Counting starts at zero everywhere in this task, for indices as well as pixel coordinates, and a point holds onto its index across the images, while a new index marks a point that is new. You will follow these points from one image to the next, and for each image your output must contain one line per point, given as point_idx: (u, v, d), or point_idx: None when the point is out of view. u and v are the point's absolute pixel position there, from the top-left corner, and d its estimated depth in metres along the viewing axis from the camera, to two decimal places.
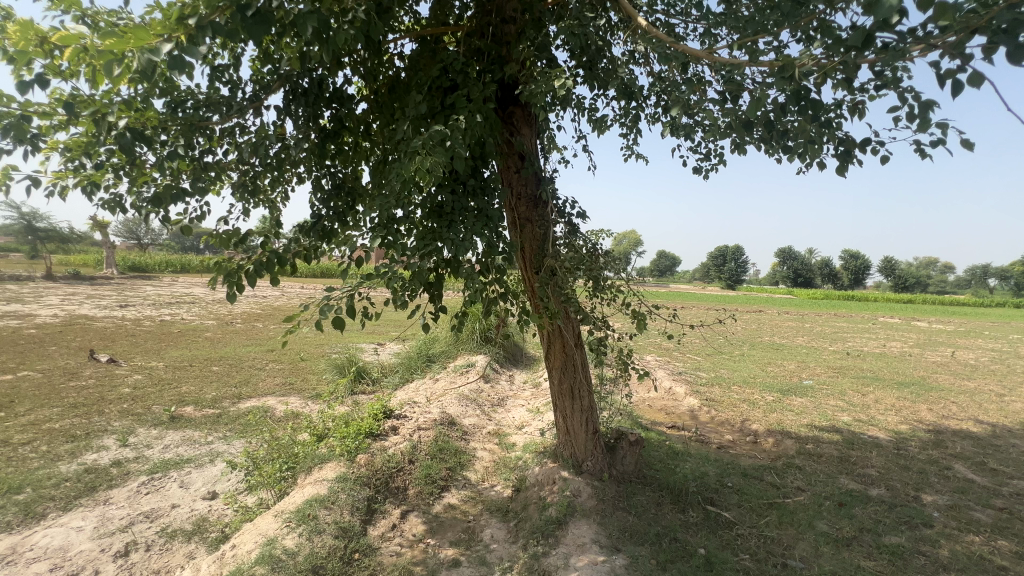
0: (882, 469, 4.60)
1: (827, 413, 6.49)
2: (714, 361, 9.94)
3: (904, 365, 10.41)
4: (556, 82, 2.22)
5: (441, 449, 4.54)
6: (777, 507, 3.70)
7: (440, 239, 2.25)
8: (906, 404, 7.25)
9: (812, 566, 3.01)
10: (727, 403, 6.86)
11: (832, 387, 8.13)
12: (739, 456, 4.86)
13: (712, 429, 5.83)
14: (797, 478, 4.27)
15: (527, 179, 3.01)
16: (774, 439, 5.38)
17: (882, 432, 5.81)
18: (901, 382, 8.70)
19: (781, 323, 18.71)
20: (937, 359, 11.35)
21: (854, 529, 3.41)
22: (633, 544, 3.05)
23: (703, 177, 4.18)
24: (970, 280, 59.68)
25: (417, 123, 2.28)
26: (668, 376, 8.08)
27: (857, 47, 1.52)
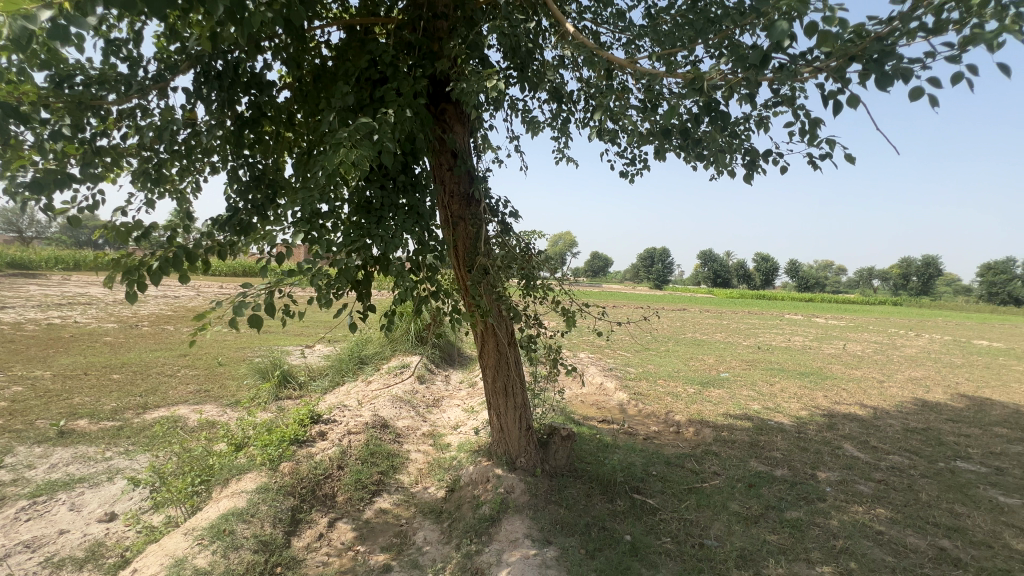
0: (785, 451, 5.07)
1: (740, 403, 7.07)
2: (642, 356, 10.46)
3: (805, 357, 11.58)
4: (486, 81, 2.22)
5: (372, 453, 4.42)
6: (695, 491, 3.97)
7: (369, 235, 2.18)
8: (806, 391, 8.08)
9: (725, 543, 3.26)
10: (654, 396, 7.25)
11: (744, 378, 8.87)
12: (663, 445, 5.15)
13: (639, 421, 6.16)
14: (713, 464, 4.61)
15: (459, 177, 3.00)
16: (694, 428, 5.78)
17: (786, 418, 6.44)
18: (802, 372, 9.68)
19: (702, 320, 20.11)
20: (832, 351, 12.73)
21: (761, 507, 3.73)
22: (564, 535, 3.13)
23: (629, 182, 4.35)
24: (858, 281, 67.53)
25: (344, 115, 2.19)
26: (599, 372, 8.41)
27: (757, 65, 1.66)
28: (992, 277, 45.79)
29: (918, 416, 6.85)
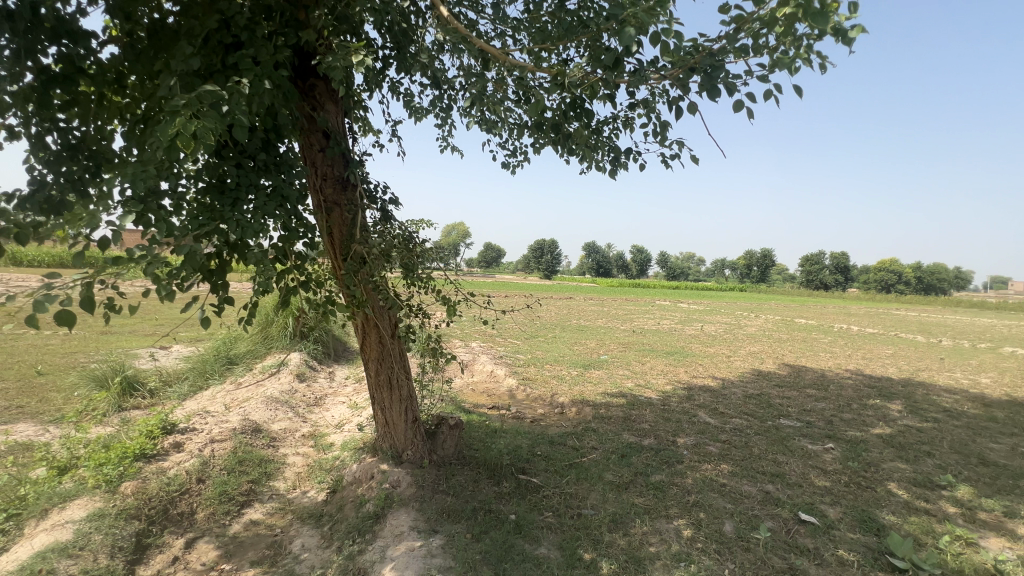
0: (652, 423, 5.67)
1: (617, 382, 7.75)
2: (532, 343, 10.92)
3: (671, 338, 13.06)
4: (355, 57, 2.09)
5: (241, 461, 4.01)
6: (575, 466, 4.27)
7: (221, 219, 1.95)
8: (671, 368, 9.12)
9: (600, 510, 3.55)
10: (541, 381, 7.62)
11: (621, 359, 9.73)
12: (549, 426, 5.44)
13: (527, 405, 6.43)
14: (592, 439, 4.99)
15: (333, 159, 2.81)
16: (576, 408, 6.19)
17: (653, 392, 7.21)
18: (668, 352, 10.91)
19: (587, 307, 21.55)
20: (692, 332, 14.50)
21: (631, 475, 4.14)
22: (450, 523, 3.16)
23: (510, 173, 4.45)
24: (713, 271, 77.67)
25: (187, 81, 1.92)
26: (490, 360, 8.59)
27: (613, 67, 1.80)
28: (810, 267, 55.75)
29: (754, 384, 8.13)
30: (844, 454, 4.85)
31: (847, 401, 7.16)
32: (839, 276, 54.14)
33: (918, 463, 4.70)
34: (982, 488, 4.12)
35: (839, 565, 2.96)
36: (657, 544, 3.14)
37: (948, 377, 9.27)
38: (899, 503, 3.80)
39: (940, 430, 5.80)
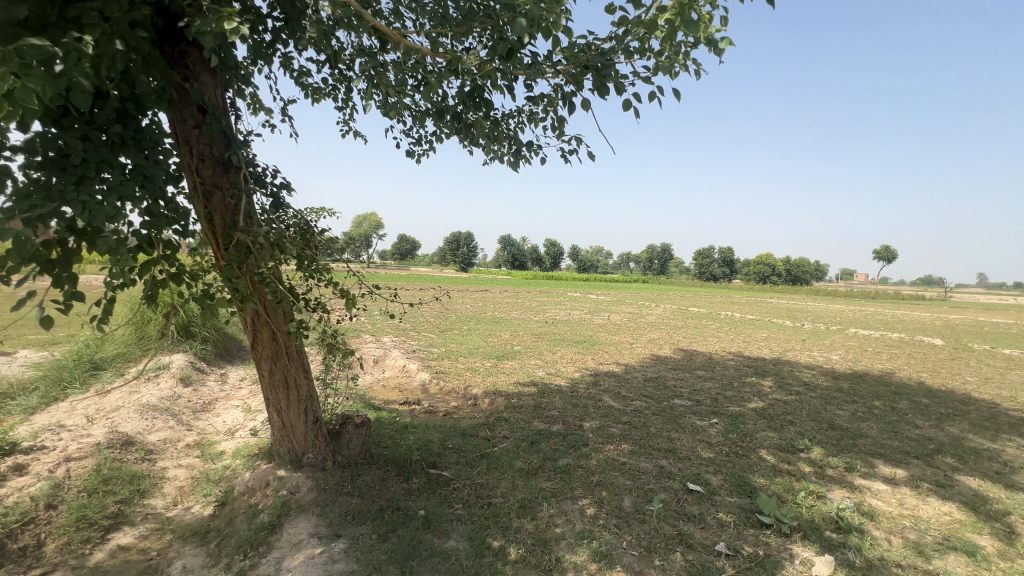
0: (561, 409, 5.91)
1: (529, 371, 7.96)
2: (446, 336, 10.83)
3: (580, 328, 13.71)
4: (230, 23, 1.88)
5: (106, 480, 3.50)
6: (486, 456, 4.31)
7: (62, 201, 1.66)
8: (580, 356, 9.58)
9: (509, 498, 3.62)
10: (455, 373, 7.58)
11: (533, 349, 10.01)
12: (461, 418, 5.42)
13: (440, 398, 6.37)
14: (503, 429, 5.07)
15: (211, 138, 2.53)
16: (489, 399, 6.26)
17: (563, 380, 7.52)
18: (577, 340, 11.44)
19: (502, 299, 21.84)
20: (600, 322, 15.29)
21: (540, 460, 4.28)
22: (355, 525, 3.03)
23: (415, 162, 4.35)
24: (619, 264, 82.68)
25: (10, 33, 1.60)
26: (402, 355, 8.38)
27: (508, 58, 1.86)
28: (701, 260, 61.52)
29: (653, 368, 8.81)
30: (726, 427, 5.43)
31: (730, 380, 8.01)
32: (725, 269, 60.42)
33: (783, 431, 5.40)
34: (830, 448, 4.84)
35: (718, 525, 3.30)
36: (562, 524, 3.28)
37: (808, 355, 10.75)
38: (767, 467, 4.34)
39: (800, 402, 6.72)
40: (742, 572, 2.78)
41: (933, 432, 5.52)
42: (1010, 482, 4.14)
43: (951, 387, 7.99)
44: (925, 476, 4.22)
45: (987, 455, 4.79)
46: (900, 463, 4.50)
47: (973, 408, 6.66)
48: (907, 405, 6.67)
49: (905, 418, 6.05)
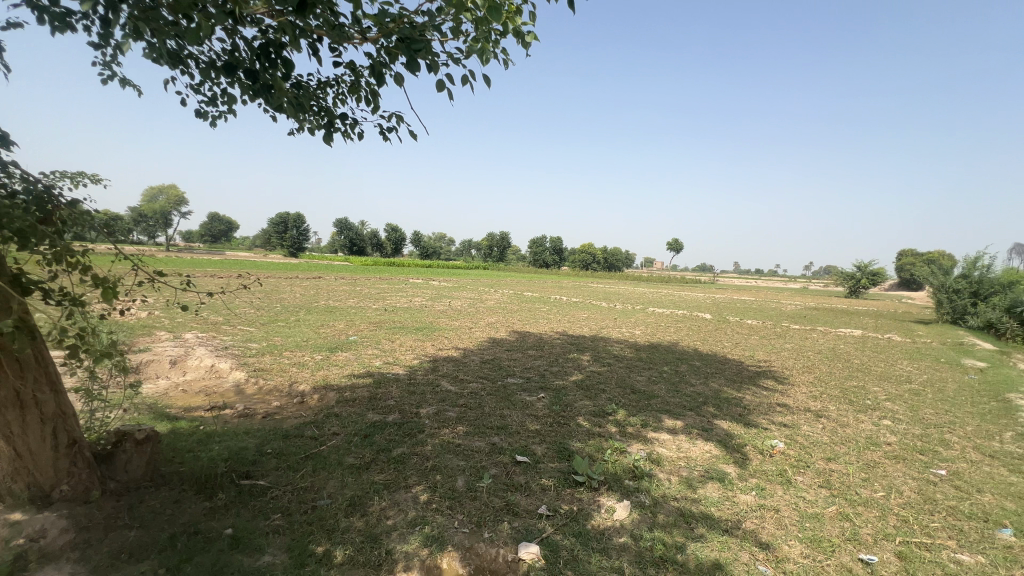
0: (398, 398, 5.77)
1: (365, 362, 7.58)
2: (268, 329, 9.65)
3: (421, 314, 13.60)
4: None
5: None
6: (311, 457, 3.96)
7: None
8: (419, 343, 9.49)
9: (337, 497, 3.39)
10: (278, 370, 6.80)
11: (370, 338, 9.57)
12: (284, 419, 4.88)
13: (258, 399, 5.64)
14: (333, 425, 4.73)
15: None
16: (318, 394, 5.77)
17: (401, 368, 7.35)
18: (418, 327, 11.33)
19: (337, 287, 20.33)
20: (441, 308, 15.37)
21: (373, 454, 4.11)
22: (134, 563, 2.49)
23: (210, 125, 3.82)
24: (461, 251, 84.35)
25: None
26: (210, 353, 7.18)
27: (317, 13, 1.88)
28: (535, 249, 66.47)
29: (490, 350, 9.22)
30: (551, 400, 5.97)
31: (556, 357, 8.84)
32: (555, 256, 66.39)
33: (597, 398, 6.17)
34: (632, 409, 5.70)
35: (541, 490, 3.61)
36: (394, 515, 3.21)
37: (618, 331, 12.48)
38: (583, 432, 4.90)
39: (610, 372, 7.77)
40: (560, 529, 3.09)
41: (702, 388, 6.91)
42: (747, 421, 5.43)
43: (714, 351, 10.14)
44: (696, 424, 5.27)
45: (735, 402, 6.20)
46: (679, 415, 5.54)
47: (727, 366, 8.55)
48: (686, 368, 8.23)
49: (685, 379, 7.46)
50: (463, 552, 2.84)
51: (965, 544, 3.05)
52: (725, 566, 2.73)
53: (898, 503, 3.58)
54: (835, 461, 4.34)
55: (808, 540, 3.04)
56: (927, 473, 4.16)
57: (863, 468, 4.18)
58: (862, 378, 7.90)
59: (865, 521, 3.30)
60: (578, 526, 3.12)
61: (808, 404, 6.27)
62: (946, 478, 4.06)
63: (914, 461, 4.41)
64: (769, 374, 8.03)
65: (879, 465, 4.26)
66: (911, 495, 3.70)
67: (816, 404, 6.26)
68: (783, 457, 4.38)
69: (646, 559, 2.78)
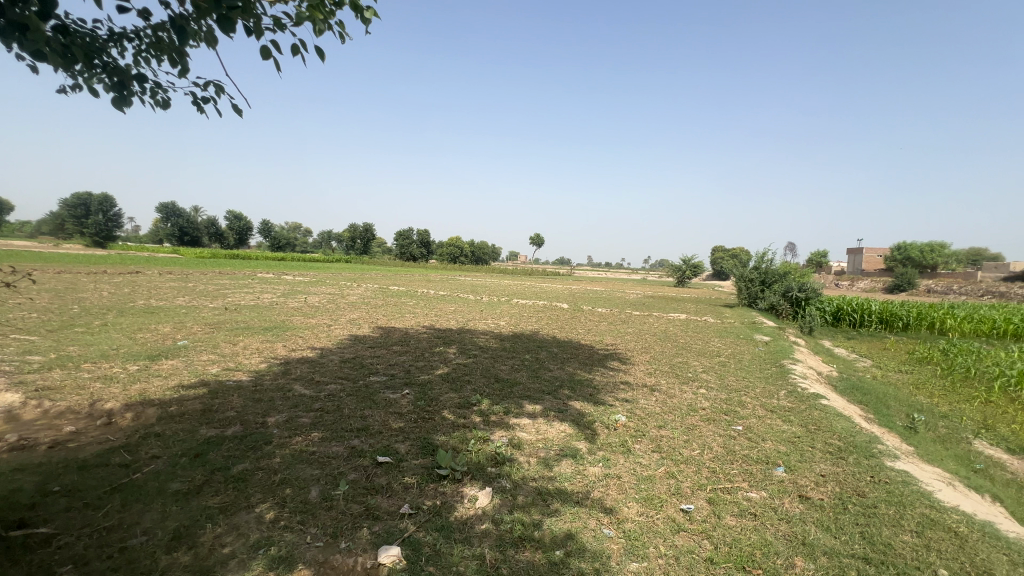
0: (239, 408, 5.09)
1: (197, 370, 6.53)
2: (58, 337, 7.71)
3: (271, 313, 12.23)
4: None
5: None
6: (120, 489, 3.28)
7: None
8: (267, 344, 8.50)
9: (156, 532, 2.87)
10: (71, 386, 5.48)
11: (206, 342, 8.28)
12: (81, 447, 3.95)
13: (42, 425, 4.47)
14: (152, 447, 3.98)
15: None
16: (132, 412, 4.79)
17: (244, 374, 6.49)
18: (266, 327, 10.14)
19: (159, 283, 17.15)
20: (294, 305, 13.98)
21: (205, 475, 3.56)
22: None
23: None
24: (319, 242, 77.94)
25: None
26: None
27: None
28: (402, 241, 64.51)
29: (351, 348, 8.68)
30: (416, 396, 5.85)
31: (422, 351, 8.69)
32: (423, 249, 65.36)
33: (462, 390, 6.22)
34: (495, 398, 5.87)
35: (404, 489, 3.52)
36: (231, 541, 2.82)
37: (484, 322, 12.76)
38: (448, 425, 4.90)
39: (476, 363, 7.91)
40: (422, 526, 3.05)
41: (559, 373, 7.44)
42: (597, 400, 5.99)
43: (570, 337, 10.98)
44: (553, 406, 5.65)
45: (586, 383, 6.80)
46: (539, 400, 5.87)
47: (581, 351, 9.33)
48: (545, 355, 8.76)
49: (544, 365, 7.94)
50: (315, 568, 2.62)
51: (753, 484, 3.79)
52: (576, 534, 2.98)
53: (709, 457, 4.29)
54: (664, 428, 5.04)
55: (642, 500, 3.47)
56: (729, 430, 5.07)
57: (685, 432, 4.92)
58: (686, 355, 9.31)
59: (685, 476, 3.89)
60: (441, 520, 3.11)
61: (645, 380, 7.16)
62: (742, 433, 5.00)
63: (720, 421, 5.33)
64: (615, 356, 8.98)
65: (697, 428, 5.06)
66: (718, 449, 4.47)
67: (651, 380, 7.19)
68: (624, 430, 4.94)
69: (505, 541, 2.89)
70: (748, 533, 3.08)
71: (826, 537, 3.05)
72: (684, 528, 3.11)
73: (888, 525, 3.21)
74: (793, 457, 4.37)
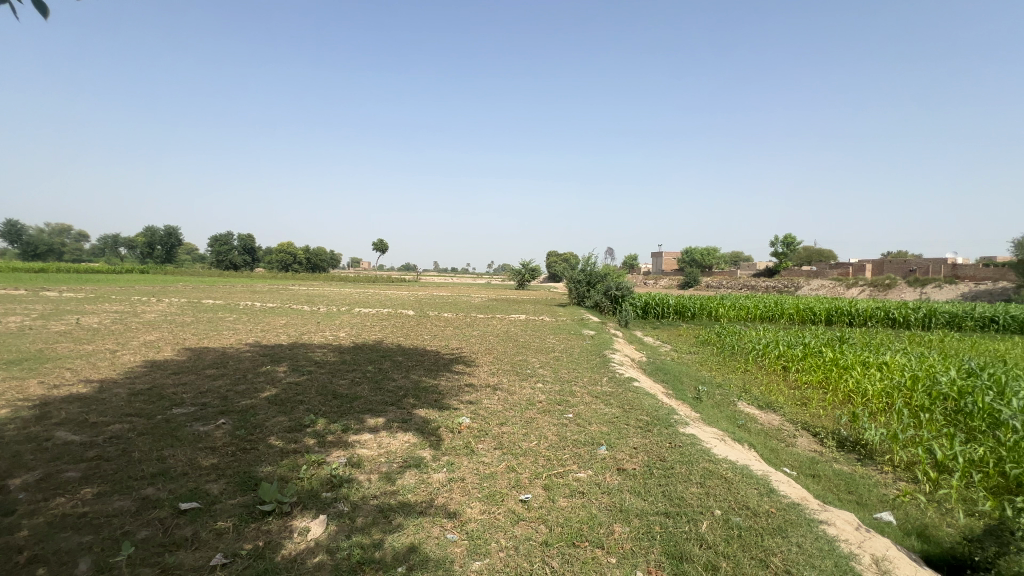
0: None
1: None
2: None
3: (20, 341, 9.34)
4: None
5: None
6: None
7: None
8: (12, 383, 6.44)
9: None
10: None
11: None
12: None
13: None
14: None
15: None
16: None
17: None
18: (11, 360, 7.69)
19: None
20: (57, 329, 10.89)
21: None
22: None
23: None
24: (98, 249, 63.01)
25: None
26: None
27: None
28: (218, 248, 55.81)
29: (145, 377, 7.11)
30: (234, 425, 5.06)
31: (243, 373, 7.58)
32: (247, 256, 57.62)
33: (293, 412, 5.59)
34: (333, 416, 5.42)
35: (215, 537, 3.00)
36: None
37: (321, 335, 11.75)
38: (275, 453, 4.35)
39: (311, 380, 7.20)
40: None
41: (404, 381, 7.23)
42: (442, 405, 5.98)
43: (416, 345, 10.78)
44: (396, 417, 5.45)
45: (431, 390, 6.74)
46: (381, 413, 5.61)
47: (426, 358, 9.22)
48: (389, 365, 8.43)
49: (388, 375, 7.63)
50: None
51: (581, 465, 4.21)
52: (419, 546, 2.91)
53: (545, 446, 4.63)
54: (505, 424, 5.28)
55: (484, 497, 3.56)
56: (562, 418, 5.56)
57: (524, 426, 5.22)
58: (526, 353, 9.92)
59: (524, 467, 4.12)
60: (263, 564, 2.73)
61: (488, 380, 7.41)
62: (572, 419, 5.51)
63: (554, 411, 5.81)
64: (460, 360, 9.09)
65: (534, 420, 5.42)
66: (552, 438, 4.85)
67: (494, 380, 7.47)
68: (468, 431, 5.02)
69: (342, 570, 2.67)
70: (577, 510, 3.40)
71: (637, 501, 3.53)
72: (523, 518, 3.28)
73: (681, 481, 3.87)
74: (613, 435, 4.97)
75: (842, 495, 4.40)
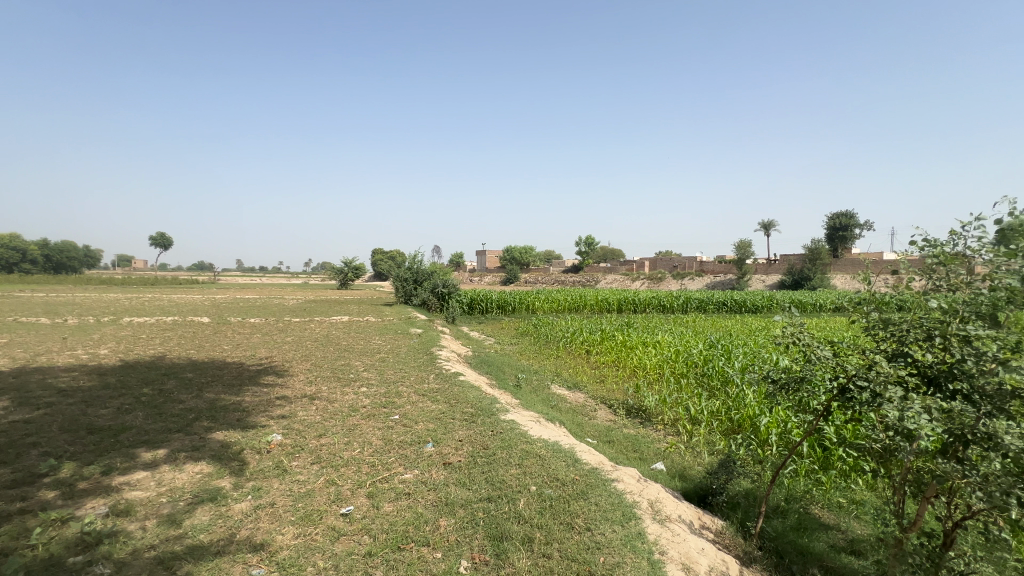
0: None
1: None
2: None
3: None
4: None
5: None
6: None
7: None
8: None
9: None
10: None
11: None
12: None
13: None
14: None
15: None
16: None
17: None
18: None
19: None
20: None
21: None
22: None
23: None
24: None
25: None
26: None
27: None
28: None
29: None
30: None
31: None
32: None
33: (21, 460, 4.20)
34: (88, 457, 4.25)
35: None
36: None
37: (69, 355, 9.10)
38: None
39: (51, 414, 5.51)
40: None
41: (195, 402, 6.08)
42: (246, 424, 5.21)
43: (212, 357, 9.18)
44: (184, 446, 4.55)
45: (233, 408, 5.82)
46: (161, 443, 4.62)
47: (226, 371, 7.92)
48: (174, 385, 6.98)
49: (173, 397, 6.33)
50: None
51: (407, 465, 4.15)
52: None
53: (368, 453, 4.42)
54: (324, 435, 4.87)
55: (299, 520, 3.23)
56: (387, 421, 5.38)
57: (346, 434, 4.90)
58: (349, 356, 9.34)
59: (345, 479, 3.87)
60: None
61: (304, 390, 6.74)
62: (398, 421, 5.39)
63: (380, 414, 5.60)
64: (270, 370, 8.07)
65: (357, 427, 5.13)
66: (377, 443, 4.66)
67: (312, 389, 6.84)
68: (279, 449, 4.49)
69: None
70: (402, 512, 3.34)
71: (461, 491, 3.64)
72: (343, 533, 3.08)
73: (503, 465, 4.13)
74: (440, 431, 5.03)
75: (629, 455, 5.28)
